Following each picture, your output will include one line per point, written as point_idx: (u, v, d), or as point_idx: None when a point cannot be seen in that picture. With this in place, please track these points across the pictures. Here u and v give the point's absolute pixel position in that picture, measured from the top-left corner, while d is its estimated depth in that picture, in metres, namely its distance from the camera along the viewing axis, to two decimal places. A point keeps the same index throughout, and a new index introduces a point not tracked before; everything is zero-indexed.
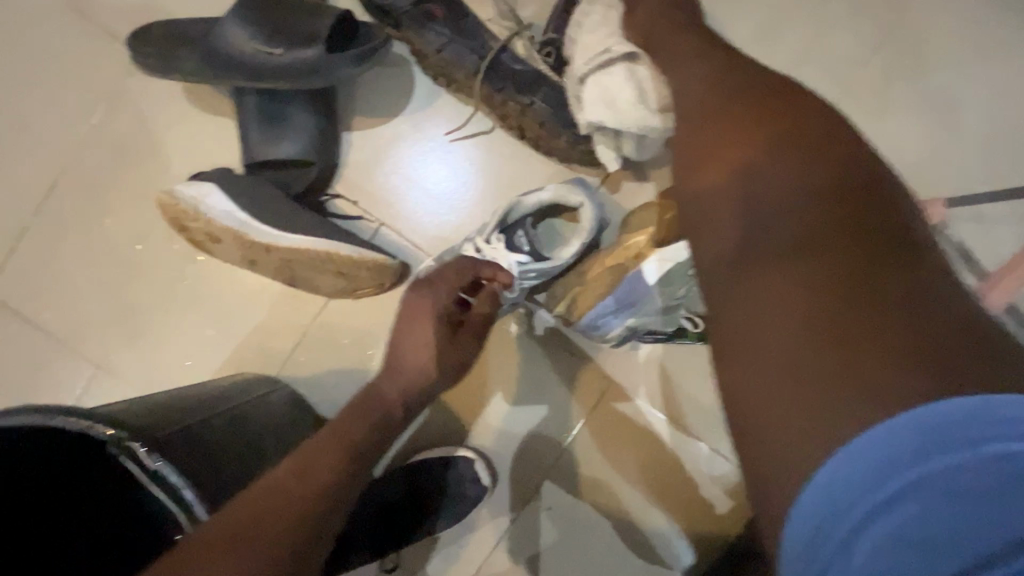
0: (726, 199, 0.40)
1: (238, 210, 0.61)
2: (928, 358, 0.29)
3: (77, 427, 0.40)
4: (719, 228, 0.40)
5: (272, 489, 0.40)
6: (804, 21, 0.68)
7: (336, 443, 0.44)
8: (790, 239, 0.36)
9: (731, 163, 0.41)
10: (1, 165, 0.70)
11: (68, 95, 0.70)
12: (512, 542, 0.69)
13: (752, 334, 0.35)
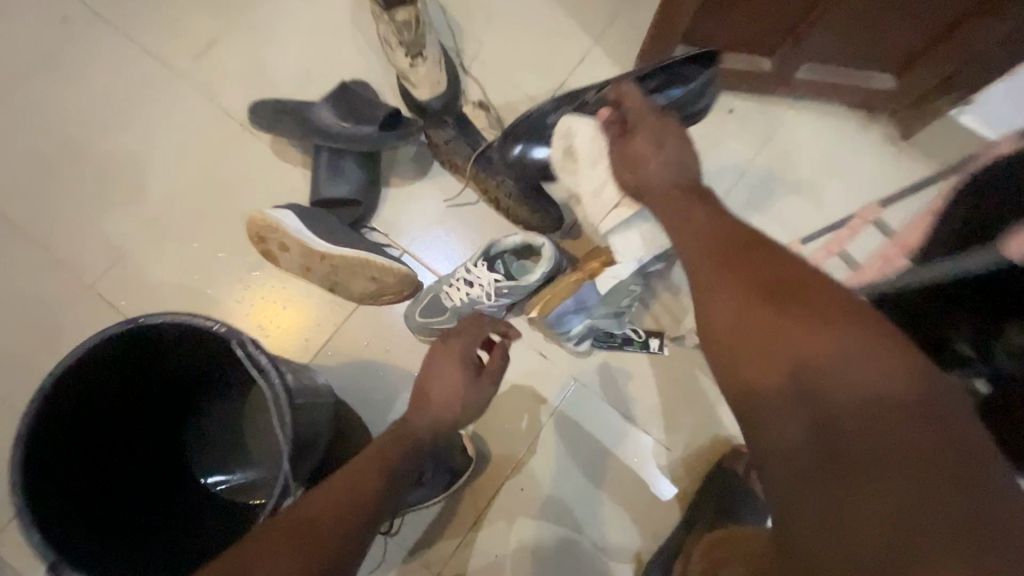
0: (783, 399, 0.40)
1: (305, 228, 0.82)
2: (973, 499, 0.33)
3: (204, 323, 0.57)
4: (783, 430, 0.40)
5: (296, 521, 0.45)
6: (714, 124, 0.98)
7: (343, 493, 0.49)
8: (859, 446, 0.36)
9: (784, 357, 0.41)
10: (123, 192, 0.93)
11: (178, 144, 0.94)
12: (493, 508, 0.85)
13: (830, 547, 0.36)
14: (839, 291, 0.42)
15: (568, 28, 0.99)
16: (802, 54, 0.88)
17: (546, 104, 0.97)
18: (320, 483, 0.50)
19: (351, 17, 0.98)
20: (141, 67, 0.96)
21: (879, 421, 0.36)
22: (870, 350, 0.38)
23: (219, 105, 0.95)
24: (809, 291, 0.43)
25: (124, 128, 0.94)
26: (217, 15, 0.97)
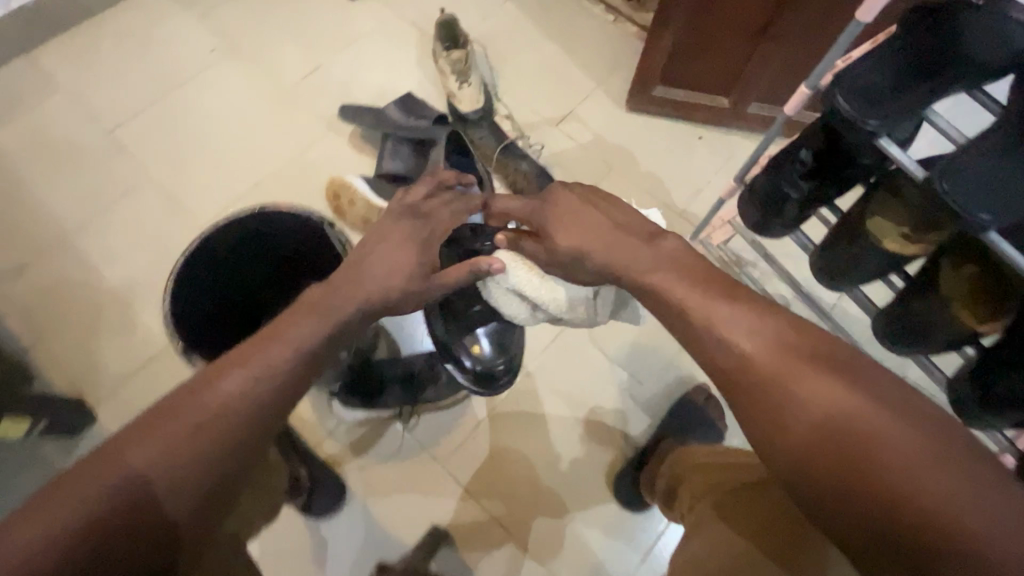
0: (842, 495, 0.44)
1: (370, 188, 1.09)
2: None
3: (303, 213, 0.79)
4: (839, 513, 0.44)
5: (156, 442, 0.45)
6: (687, 147, 1.27)
7: (210, 412, 0.47)
8: (911, 529, 0.41)
9: (858, 478, 0.43)
10: (237, 164, 1.24)
11: (282, 135, 1.27)
12: (491, 422, 1.02)
13: None
14: (923, 405, 0.44)
15: (575, 74, 1.34)
16: (752, 94, 1.16)
17: (555, 125, 1.29)
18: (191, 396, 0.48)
19: (417, 60, 1.35)
20: (261, 83, 1.32)
21: (911, 484, 0.41)
22: (894, 414, 0.44)
23: (314, 111, 1.29)
24: (864, 456, 0.43)
25: (245, 121, 1.28)
26: (321, 53, 1.35)
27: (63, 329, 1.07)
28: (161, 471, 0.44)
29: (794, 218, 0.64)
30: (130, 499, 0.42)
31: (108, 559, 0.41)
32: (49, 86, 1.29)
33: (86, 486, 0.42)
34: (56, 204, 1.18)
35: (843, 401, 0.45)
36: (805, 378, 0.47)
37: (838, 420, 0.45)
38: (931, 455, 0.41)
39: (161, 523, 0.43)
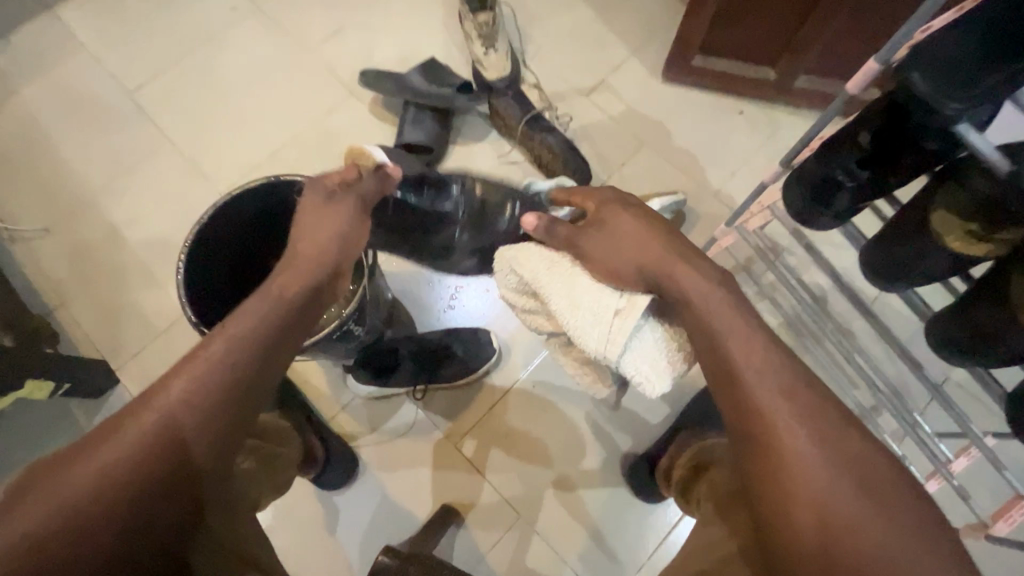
0: (812, 455, 0.47)
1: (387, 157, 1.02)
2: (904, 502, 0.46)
3: None
4: (808, 469, 0.47)
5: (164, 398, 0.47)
6: (725, 122, 1.19)
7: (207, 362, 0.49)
8: (846, 476, 0.47)
9: (805, 436, 0.48)
10: (255, 130, 1.21)
11: (302, 99, 1.23)
12: (509, 406, 1.00)
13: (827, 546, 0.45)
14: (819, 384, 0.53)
15: (609, 40, 1.25)
16: (799, 67, 1.07)
17: (585, 95, 1.22)
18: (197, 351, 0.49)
19: (442, 22, 1.28)
20: (281, 44, 1.27)
21: (859, 543, 0.45)
22: (846, 440, 0.49)
23: (335, 75, 1.25)
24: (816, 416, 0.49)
25: (264, 84, 1.24)
26: (342, 13, 1.29)
27: (86, 292, 1.08)
28: (154, 442, 0.46)
29: (846, 209, 0.58)
30: (139, 466, 0.45)
31: (100, 507, 0.43)
32: (70, 44, 1.27)
33: (90, 464, 0.44)
34: (79, 166, 1.18)
35: (820, 463, 0.47)
36: (795, 435, 0.48)
37: (798, 471, 0.47)
38: (878, 509, 0.46)
39: (175, 478, 0.46)
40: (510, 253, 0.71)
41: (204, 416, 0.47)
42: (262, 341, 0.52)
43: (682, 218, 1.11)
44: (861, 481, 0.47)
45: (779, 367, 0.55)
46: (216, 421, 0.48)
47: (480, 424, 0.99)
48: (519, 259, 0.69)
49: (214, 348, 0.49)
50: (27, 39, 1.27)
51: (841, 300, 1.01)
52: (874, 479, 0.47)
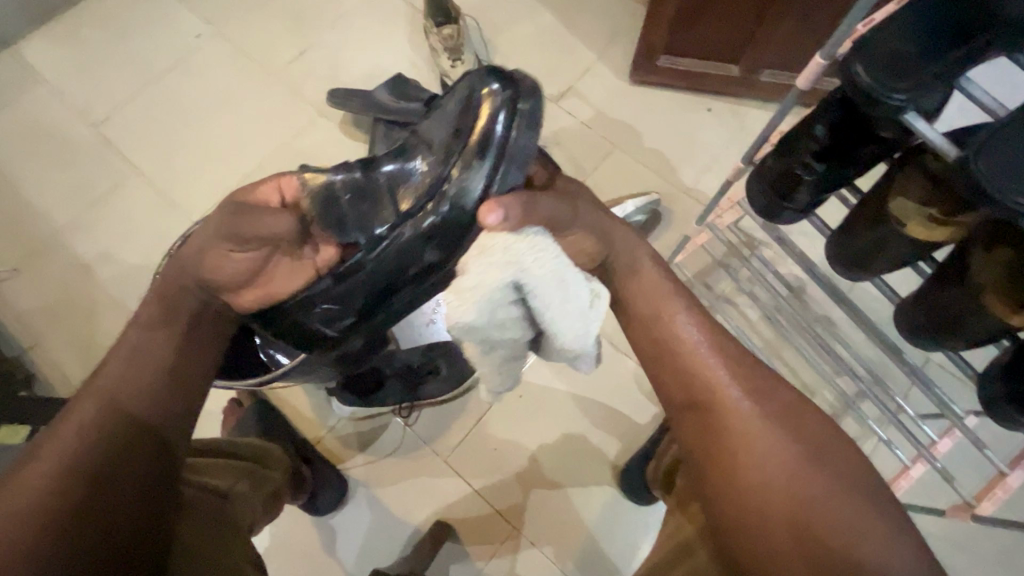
0: (731, 411, 0.52)
1: None
2: (812, 436, 0.52)
3: None
4: (730, 422, 0.52)
5: (137, 371, 0.55)
6: (694, 119, 1.20)
7: (177, 335, 0.58)
8: (760, 419, 0.52)
9: (725, 395, 0.53)
10: (225, 155, 1.20)
11: (271, 121, 1.23)
12: (497, 417, 0.99)
13: (751, 484, 0.50)
14: (759, 367, 0.56)
15: (574, 45, 1.26)
16: (761, 62, 1.09)
17: (555, 102, 1.22)
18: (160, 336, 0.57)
19: (408, 37, 1.29)
20: (247, 67, 1.27)
21: (779, 482, 0.49)
22: (754, 385, 0.54)
23: (304, 95, 1.24)
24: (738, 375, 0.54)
25: (231, 108, 1.24)
26: (308, 34, 1.29)
27: (59, 329, 1.06)
28: (132, 405, 0.53)
29: (810, 201, 0.58)
30: (105, 438, 0.51)
31: (93, 465, 0.50)
32: (33, 79, 1.26)
33: (64, 437, 0.51)
34: (46, 201, 1.16)
35: (756, 425, 0.52)
36: (726, 405, 0.52)
37: (721, 432, 0.52)
38: (796, 453, 0.50)
39: (139, 436, 0.52)
40: (527, 253, 0.46)
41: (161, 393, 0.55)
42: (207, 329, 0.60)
43: (657, 217, 1.12)
44: (780, 434, 0.51)
45: (755, 366, 0.55)
46: (169, 394, 0.55)
47: (469, 439, 0.98)
48: (533, 263, 0.46)
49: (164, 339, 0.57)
50: None
51: (818, 289, 1.02)
52: (780, 416, 0.53)
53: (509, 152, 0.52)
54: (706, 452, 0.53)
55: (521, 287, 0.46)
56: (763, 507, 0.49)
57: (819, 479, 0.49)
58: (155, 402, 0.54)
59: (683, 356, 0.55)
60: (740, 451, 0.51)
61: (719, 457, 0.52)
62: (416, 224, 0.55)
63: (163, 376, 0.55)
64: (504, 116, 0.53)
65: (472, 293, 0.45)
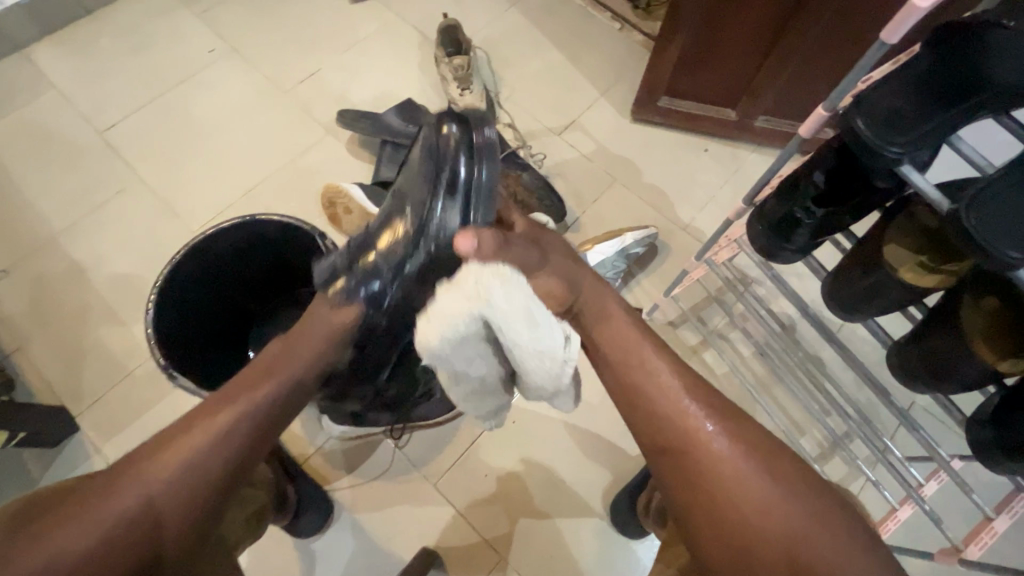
0: (737, 466, 0.52)
1: (358, 190, 1.04)
2: (817, 493, 0.52)
3: (298, 224, 0.76)
4: (729, 478, 0.52)
5: (153, 470, 0.52)
6: (692, 158, 1.24)
7: (201, 427, 0.54)
8: (769, 479, 0.51)
9: (724, 448, 0.53)
10: (230, 168, 1.21)
11: (277, 137, 1.24)
12: (490, 443, 0.98)
13: (752, 543, 0.50)
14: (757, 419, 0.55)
15: (579, 83, 1.31)
16: (758, 109, 1.14)
17: (558, 135, 1.26)
18: (187, 427, 0.54)
19: (419, 65, 1.32)
20: (259, 84, 1.29)
21: (770, 519, 0.50)
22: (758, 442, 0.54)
23: (313, 115, 1.27)
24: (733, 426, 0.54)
25: (239, 123, 1.25)
26: (321, 56, 1.33)
27: (43, 334, 1.03)
28: (150, 508, 0.50)
29: (806, 245, 0.60)
30: (110, 543, 0.48)
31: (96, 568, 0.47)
32: (41, 83, 1.27)
33: (66, 537, 0.47)
34: (44, 204, 1.15)
35: (741, 465, 0.52)
36: (704, 442, 0.53)
37: (703, 472, 0.52)
38: (801, 508, 0.50)
39: (145, 542, 0.49)
40: (492, 290, 0.50)
41: (177, 496, 0.51)
42: (236, 422, 0.55)
43: (654, 251, 1.15)
44: (775, 478, 0.52)
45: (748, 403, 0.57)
46: (188, 497, 0.52)
47: (459, 464, 0.97)
48: (498, 297, 0.50)
49: (194, 437, 0.54)
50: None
51: (808, 328, 1.04)
52: (778, 466, 0.52)
53: (476, 189, 0.60)
54: (692, 492, 0.53)
55: (484, 320, 0.50)
56: (759, 543, 0.49)
57: (804, 513, 0.50)
58: (175, 522, 0.51)
59: (672, 391, 0.56)
60: (743, 506, 0.51)
61: (705, 496, 0.52)
62: (408, 274, 0.61)
63: (190, 479, 0.52)
64: (466, 152, 0.61)
65: (437, 320, 0.50)
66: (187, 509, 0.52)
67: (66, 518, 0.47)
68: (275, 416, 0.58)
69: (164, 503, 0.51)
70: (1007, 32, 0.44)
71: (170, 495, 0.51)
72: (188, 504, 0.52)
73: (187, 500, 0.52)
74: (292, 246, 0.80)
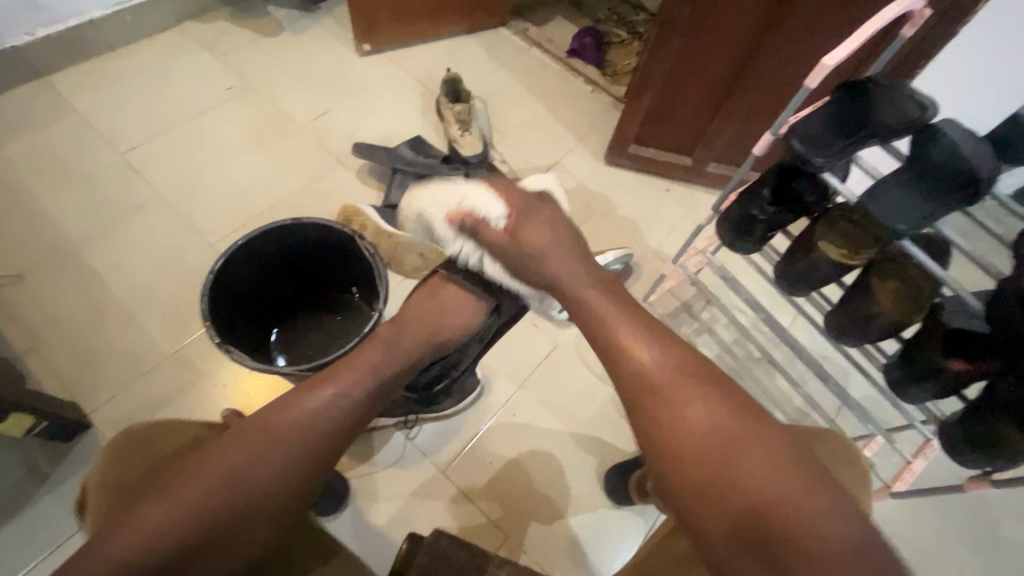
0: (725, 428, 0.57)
1: (374, 210, 1.18)
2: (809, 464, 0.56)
3: (336, 226, 0.86)
4: (705, 430, 0.57)
5: (247, 442, 0.57)
6: (657, 195, 1.46)
7: (289, 408, 0.60)
8: (744, 442, 0.56)
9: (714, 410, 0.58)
10: (246, 189, 1.31)
11: (292, 165, 1.36)
12: (494, 435, 1.08)
13: (715, 486, 0.54)
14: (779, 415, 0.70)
15: (560, 132, 1.54)
16: (709, 156, 1.38)
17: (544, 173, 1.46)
18: (279, 408, 0.60)
19: (421, 109, 1.51)
20: (275, 119, 1.43)
21: (739, 472, 0.54)
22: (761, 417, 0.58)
23: (326, 147, 1.41)
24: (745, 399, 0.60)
25: (255, 150, 1.37)
26: (333, 98, 1.49)
27: (61, 336, 1.08)
28: (241, 473, 0.55)
29: (762, 237, 0.79)
30: (211, 499, 0.53)
31: (195, 522, 0.52)
32: (63, 109, 1.35)
33: (177, 493, 0.53)
34: (63, 218, 1.21)
35: (699, 424, 0.58)
36: (677, 403, 0.60)
37: (680, 435, 0.58)
38: (769, 471, 0.53)
39: (239, 503, 0.54)
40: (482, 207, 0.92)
41: (264, 463, 0.56)
42: (322, 413, 0.60)
43: (630, 270, 1.32)
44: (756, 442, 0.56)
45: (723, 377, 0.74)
46: (274, 470, 0.56)
47: (466, 453, 1.06)
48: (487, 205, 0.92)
49: (284, 417, 0.59)
50: (22, 102, 1.34)
51: (761, 334, 1.24)
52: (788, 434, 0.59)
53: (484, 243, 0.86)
54: (665, 450, 0.58)
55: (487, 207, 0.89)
56: (719, 487, 0.54)
57: (773, 466, 0.54)
58: (264, 491, 0.56)
59: (639, 363, 0.63)
60: (718, 457, 0.55)
61: (673, 454, 0.58)
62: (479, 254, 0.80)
63: (276, 454, 0.57)
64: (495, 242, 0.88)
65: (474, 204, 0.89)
66: (276, 480, 0.56)
67: (177, 477, 0.54)
68: (370, 394, 0.64)
69: (256, 472, 0.56)
70: (883, 92, 0.66)
71: (258, 463, 0.56)
72: (277, 477, 0.56)
73: (275, 472, 0.56)
74: (326, 243, 0.90)
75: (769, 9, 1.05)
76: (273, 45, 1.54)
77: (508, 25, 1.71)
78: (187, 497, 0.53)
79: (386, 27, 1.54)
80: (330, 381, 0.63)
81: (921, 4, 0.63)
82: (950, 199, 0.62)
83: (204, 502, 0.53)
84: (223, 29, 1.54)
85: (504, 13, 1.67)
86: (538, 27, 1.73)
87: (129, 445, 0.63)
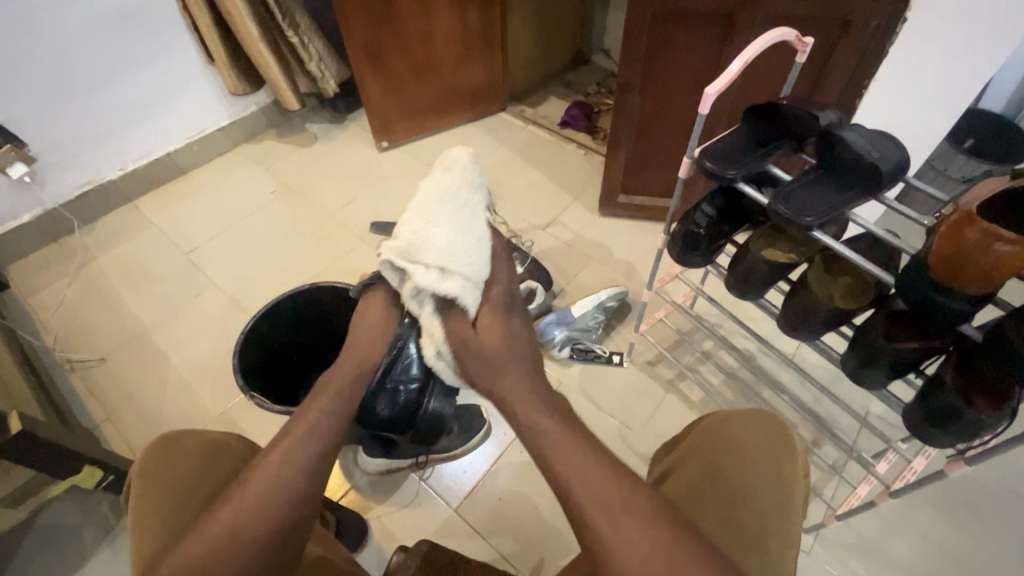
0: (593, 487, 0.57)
1: None
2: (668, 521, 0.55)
3: (343, 285, 1.01)
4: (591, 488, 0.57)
5: (244, 508, 0.56)
6: (652, 237, 1.55)
7: (280, 472, 0.60)
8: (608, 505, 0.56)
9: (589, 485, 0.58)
10: (284, 271, 1.52)
11: (322, 247, 1.58)
12: (502, 471, 1.13)
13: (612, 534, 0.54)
14: (718, 430, 0.69)
15: (556, 192, 1.69)
16: None
17: (544, 229, 1.60)
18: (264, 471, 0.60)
19: None
20: (310, 211, 1.67)
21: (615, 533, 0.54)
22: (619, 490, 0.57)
23: (352, 229, 1.62)
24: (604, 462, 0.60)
25: (292, 239, 1.60)
26: (358, 188, 1.73)
27: (130, 406, 1.27)
28: (240, 534, 0.54)
29: (707, 248, 0.85)
30: (226, 552, 0.53)
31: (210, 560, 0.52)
32: (143, 223, 1.66)
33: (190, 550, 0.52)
34: (139, 309, 1.45)
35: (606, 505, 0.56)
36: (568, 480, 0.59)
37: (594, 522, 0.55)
38: (632, 517, 0.55)
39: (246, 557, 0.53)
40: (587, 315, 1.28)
41: (264, 527, 0.55)
42: (306, 468, 0.61)
43: (629, 307, 1.37)
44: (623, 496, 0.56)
45: (711, 421, 0.71)
46: (276, 521, 0.56)
47: (475, 490, 1.11)
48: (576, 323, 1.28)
49: (268, 481, 0.59)
50: (112, 222, 1.67)
51: (765, 357, 1.25)
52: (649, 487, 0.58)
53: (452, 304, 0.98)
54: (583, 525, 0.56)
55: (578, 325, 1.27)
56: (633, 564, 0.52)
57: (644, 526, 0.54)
58: (263, 543, 0.55)
59: None
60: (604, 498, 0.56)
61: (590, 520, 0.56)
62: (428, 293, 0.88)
63: (280, 514, 0.57)
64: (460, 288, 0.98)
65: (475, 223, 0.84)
66: (271, 531, 0.56)
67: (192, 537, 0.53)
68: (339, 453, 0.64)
69: (249, 526, 0.55)
70: (785, 105, 0.76)
71: (260, 523, 0.55)
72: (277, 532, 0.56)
73: (270, 525, 0.56)
74: (338, 300, 1.04)
75: (712, 60, 1.18)
76: (309, 153, 1.83)
77: (507, 110, 1.94)
78: (211, 537, 0.53)
79: (399, 125, 1.80)
80: (301, 434, 0.64)
81: (796, 33, 0.75)
82: (858, 189, 0.70)
83: (225, 544, 0.53)
84: (271, 146, 1.86)
85: (502, 100, 1.91)
86: (533, 108, 1.95)
87: (158, 452, 0.64)
